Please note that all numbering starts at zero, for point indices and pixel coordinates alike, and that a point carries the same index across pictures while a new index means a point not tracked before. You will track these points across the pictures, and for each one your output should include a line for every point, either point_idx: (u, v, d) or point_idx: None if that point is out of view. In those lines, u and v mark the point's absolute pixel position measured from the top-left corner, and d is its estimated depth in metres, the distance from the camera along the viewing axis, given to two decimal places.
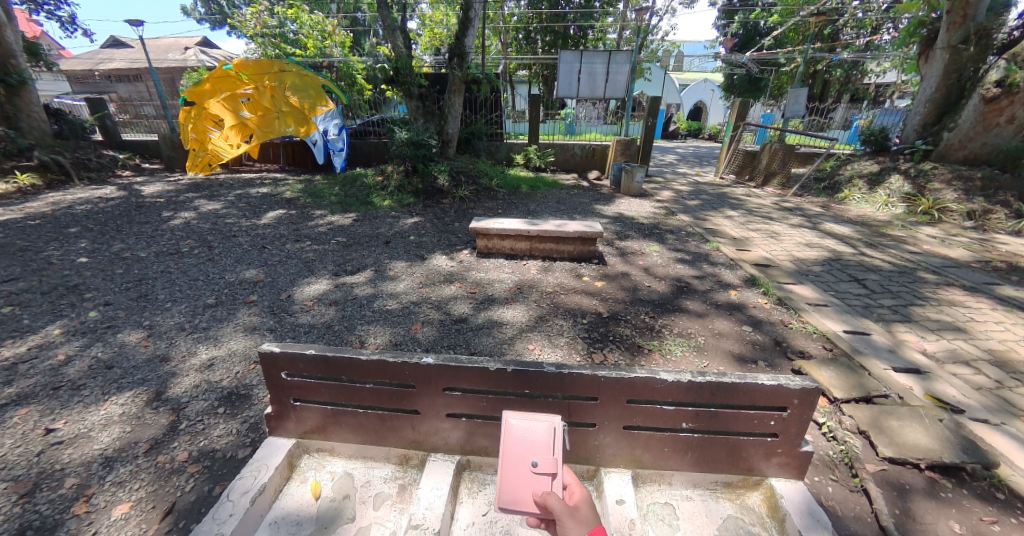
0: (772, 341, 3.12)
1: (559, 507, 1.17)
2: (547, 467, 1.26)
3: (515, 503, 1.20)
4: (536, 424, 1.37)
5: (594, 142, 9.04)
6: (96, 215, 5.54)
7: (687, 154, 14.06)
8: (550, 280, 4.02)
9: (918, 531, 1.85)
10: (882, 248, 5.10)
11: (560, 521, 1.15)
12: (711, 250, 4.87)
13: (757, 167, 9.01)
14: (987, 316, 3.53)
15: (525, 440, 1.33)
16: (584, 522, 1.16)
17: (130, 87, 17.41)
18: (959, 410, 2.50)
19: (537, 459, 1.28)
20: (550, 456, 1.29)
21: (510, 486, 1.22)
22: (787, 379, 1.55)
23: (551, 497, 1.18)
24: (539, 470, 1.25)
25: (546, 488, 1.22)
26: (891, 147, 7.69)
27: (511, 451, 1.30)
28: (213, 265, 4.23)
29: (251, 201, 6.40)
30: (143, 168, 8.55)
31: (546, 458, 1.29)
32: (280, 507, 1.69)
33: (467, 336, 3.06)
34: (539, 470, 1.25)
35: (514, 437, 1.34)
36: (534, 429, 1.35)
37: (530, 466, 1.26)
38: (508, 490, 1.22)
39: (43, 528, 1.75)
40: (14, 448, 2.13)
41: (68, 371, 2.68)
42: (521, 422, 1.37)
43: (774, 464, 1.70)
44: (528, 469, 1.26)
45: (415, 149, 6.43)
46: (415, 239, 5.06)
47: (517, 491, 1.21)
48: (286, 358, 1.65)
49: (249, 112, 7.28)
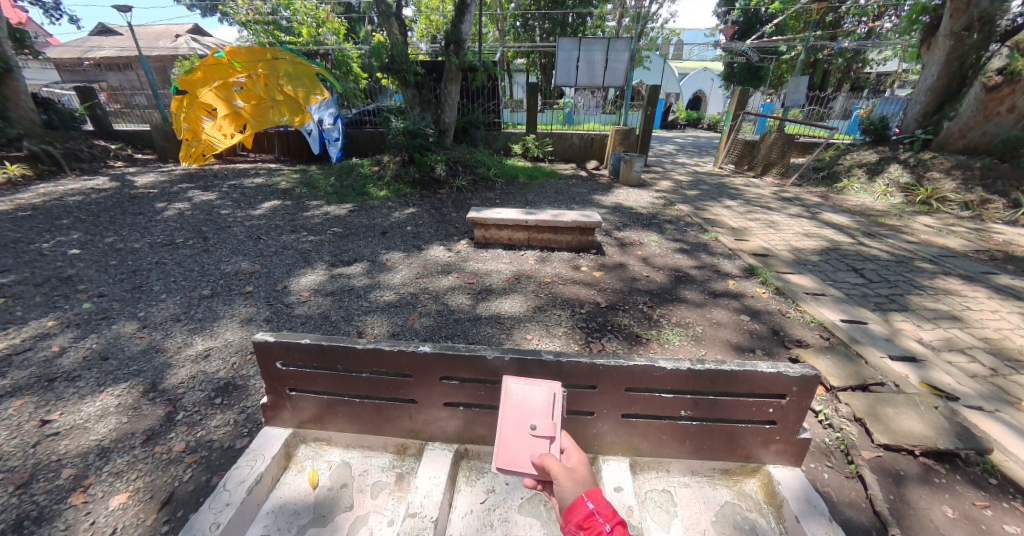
0: (770, 330, 3.12)
1: (558, 469, 1.20)
2: (547, 431, 1.27)
3: (513, 463, 1.21)
4: (535, 389, 1.38)
5: (592, 131, 8.96)
6: (88, 207, 5.48)
7: (686, 144, 13.97)
8: (548, 270, 4.01)
9: (911, 517, 1.87)
10: (880, 237, 5.10)
11: (558, 482, 1.19)
12: (710, 240, 4.85)
13: (756, 157, 8.98)
14: (983, 305, 3.54)
15: (524, 404, 1.33)
16: (581, 483, 1.21)
17: (120, 76, 17.10)
18: (954, 397, 2.51)
19: (536, 423, 1.29)
20: (549, 420, 1.31)
21: (509, 447, 1.23)
22: (787, 366, 1.54)
23: (550, 460, 1.20)
24: (538, 433, 1.27)
25: (545, 451, 1.24)
26: (890, 137, 7.63)
27: (510, 414, 1.31)
28: (208, 257, 4.20)
29: (246, 192, 6.35)
30: (136, 159, 8.45)
31: (545, 421, 1.30)
32: (277, 496, 1.69)
33: (466, 326, 3.06)
34: (538, 433, 1.27)
35: (513, 402, 1.34)
36: (534, 394, 1.36)
37: (529, 429, 1.27)
38: (506, 450, 1.22)
39: (41, 519, 1.75)
40: (9, 439, 2.12)
41: (63, 363, 2.67)
42: (520, 386, 1.37)
43: (772, 451, 1.70)
44: (527, 431, 1.27)
45: (412, 138, 6.36)
46: (412, 230, 5.03)
47: (516, 453, 1.23)
48: (281, 347, 1.64)
49: (242, 100, 7.22)
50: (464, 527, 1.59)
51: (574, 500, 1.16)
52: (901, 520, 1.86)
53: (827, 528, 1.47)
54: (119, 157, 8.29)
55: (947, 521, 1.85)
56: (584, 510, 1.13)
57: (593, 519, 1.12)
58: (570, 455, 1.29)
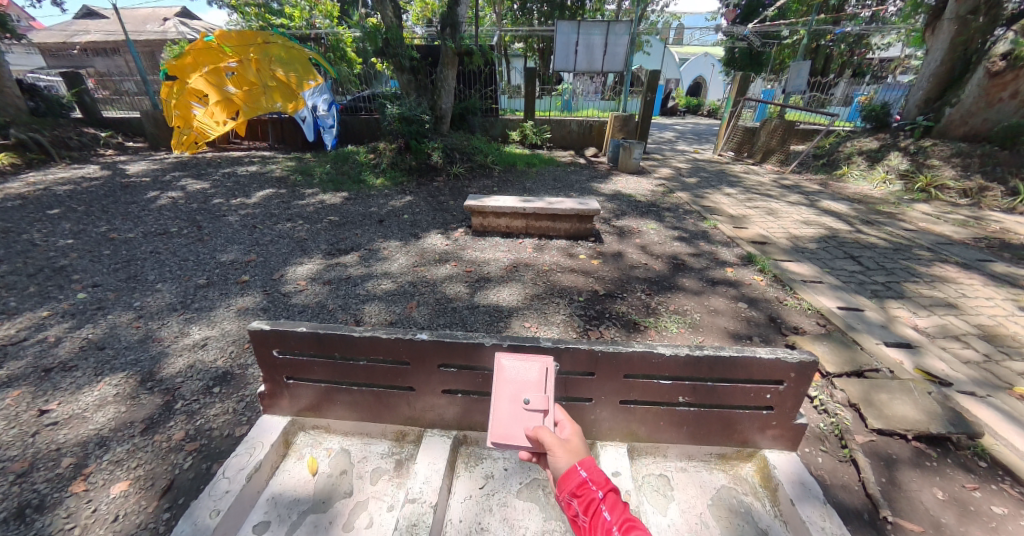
0: (767, 317, 3.13)
1: (550, 440, 1.18)
2: (540, 404, 1.26)
3: (507, 437, 1.22)
4: (527, 364, 1.36)
5: (591, 118, 8.87)
6: (80, 196, 5.41)
7: (685, 131, 13.86)
8: (546, 258, 4.00)
9: (903, 499, 1.90)
10: (878, 225, 5.10)
11: (551, 452, 1.17)
12: (708, 227, 4.84)
13: (756, 144, 8.93)
14: (979, 292, 3.55)
15: (516, 379, 1.32)
16: (575, 452, 1.18)
17: (108, 61, 16.70)
18: (947, 383, 2.53)
19: (529, 396, 1.28)
20: (542, 394, 1.29)
21: (502, 422, 1.23)
22: (785, 352, 1.55)
23: (543, 432, 1.18)
24: (531, 406, 1.26)
25: (538, 424, 1.23)
26: (891, 124, 7.57)
27: (503, 390, 1.30)
28: (203, 246, 4.16)
29: (240, 181, 6.28)
30: (127, 148, 8.34)
31: (538, 395, 1.29)
32: (277, 483, 1.69)
33: (464, 314, 3.06)
34: (531, 407, 1.26)
35: (505, 377, 1.33)
36: (526, 368, 1.34)
37: (522, 403, 1.26)
38: (499, 426, 1.23)
39: (43, 507, 1.76)
40: (8, 429, 2.12)
41: (59, 353, 2.66)
42: (513, 361, 1.36)
43: (768, 436, 1.72)
44: (520, 405, 1.27)
45: (408, 125, 6.28)
46: (409, 218, 5.00)
47: (509, 427, 1.23)
48: (277, 335, 1.63)
49: (235, 87, 6.99)
50: (463, 512, 1.60)
51: (566, 470, 1.13)
52: (892, 503, 1.89)
53: (821, 511, 1.49)
54: (110, 145, 8.16)
55: (937, 504, 1.89)
56: (577, 479, 1.11)
57: (586, 487, 1.09)
58: (564, 425, 1.26)
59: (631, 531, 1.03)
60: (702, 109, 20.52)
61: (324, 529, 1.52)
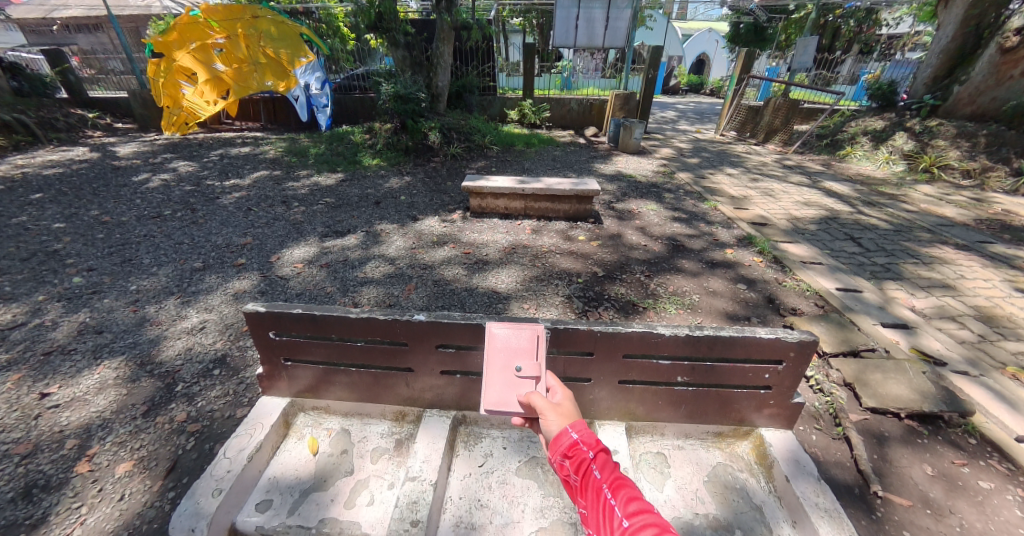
0: (765, 299, 3.13)
1: (542, 404, 1.14)
2: (531, 371, 1.22)
3: (499, 404, 1.18)
4: (518, 330, 1.31)
5: (591, 97, 8.69)
6: (69, 179, 5.33)
7: (686, 110, 13.62)
8: (544, 240, 3.97)
9: (893, 475, 1.94)
10: (879, 206, 5.06)
11: (543, 415, 1.12)
12: (709, 209, 4.80)
13: (760, 123, 8.90)
14: (977, 273, 3.55)
15: (507, 347, 1.28)
16: (567, 416, 1.12)
17: (91, 38, 16.16)
18: (942, 362, 2.55)
19: (521, 364, 1.23)
20: (534, 360, 1.25)
21: (493, 389, 1.20)
22: (785, 332, 1.54)
23: (534, 396, 1.14)
24: (522, 374, 1.22)
25: (530, 390, 1.19)
26: (897, 103, 7.42)
27: (494, 358, 1.26)
28: (198, 229, 4.12)
29: (233, 162, 6.17)
30: (116, 129, 8.17)
31: (529, 362, 1.25)
32: (278, 462, 1.71)
33: (462, 296, 3.07)
34: (522, 374, 1.21)
35: (496, 345, 1.29)
36: (518, 336, 1.30)
37: (513, 370, 1.22)
38: (491, 392, 1.19)
39: (49, 486, 1.79)
40: (11, 412, 2.13)
41: (56, 337, 2.65)
42: (503, 329, 1.31)
43: (765, 415, 1.73)
44: (511, 373, 1.23)
45: (403, 104, 6.12)
46: (406, 199, 4.94)
47: (501, 394, 1.19)
48: (272, 317, 1.62)
49: (224, 64, 6.88)
50: (462, 489, 1.63)
51: (557, 431, 1.08)
52: (883, 478, 1.93)
53: (815, 487, 1.51)
54: (98, 126, 7.99)
55: (926, 479, 1.92)
56: (567, 440, 1.04)
57: (576, 448, 1.02)
58: (557, 391, 1.21)
59: (623, 490, 0.96)
60: (704, 88, 20.14)
61: (327, 507, 1.55)
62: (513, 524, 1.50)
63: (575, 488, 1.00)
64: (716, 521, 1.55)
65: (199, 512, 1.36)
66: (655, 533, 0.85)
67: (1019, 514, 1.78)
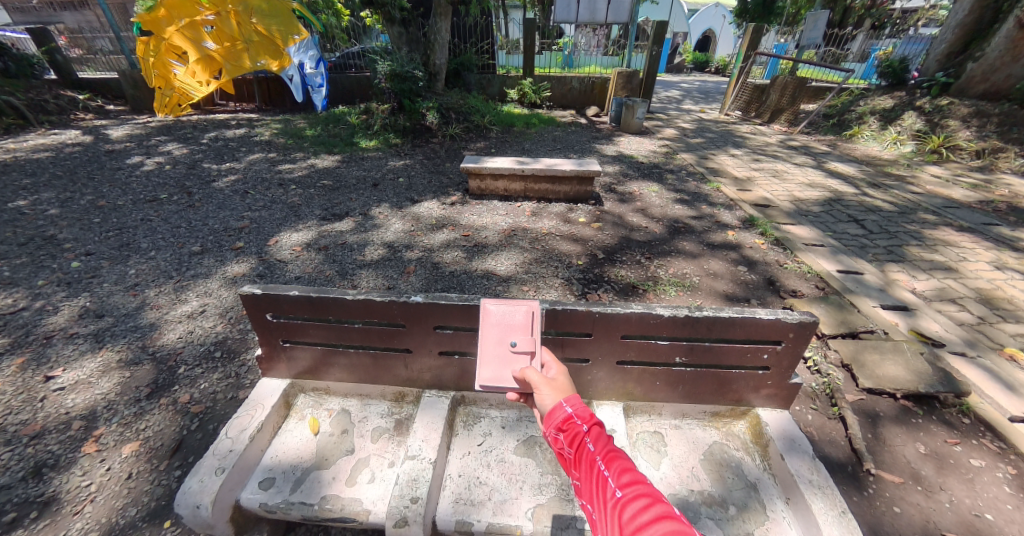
0: (765, 280, 3.12)
1: (536, 379, 1.15)
2: (526, 346, 1.22)
3: (494, 380, 1.19)
4: (513, 306, 1.30)
5: (593, 75, 8.48)
6: (63, 163, 5.27)
7: (690, 89, 13.30)
8: (544, 223, 3.94)
9: (886, 453, 1.97)
10: (885, 187, 4.99)
11: (538, 390, 1.13)
12: (711, 190, 4.74)
13: (765, 103, 8.59)
14: (980, 255, 3.52)
15: (502, 323, 1.27)
16: (561, 390, 1.13)
17: (77, 16, 15.70)
18: (940, 344, 2.55)
19: (516, 340, 1.24)
20: (529, 336, 1.25)
21: (488, 366, 1.21)
22: (785, 313, 1.53)
23: (529, 371, 1.15)
24: (517, 349, 1.22)
25: (524, 365, 1.20)
26: (908, 81, 7.26)
27: (488, 335, 1.26)
28: (195, 212, 4.10)
29: (228, 145, 6.09)
30: (108, 111, 8.03)
31: (524, 338, 1.25)
32: (279, 442, 1.73)
33: (461, 278, 3.07)
34: (517, 350, 1.22)
35: (491, 321, 1.28)
36: (512, 312, 1.29)
37: (508, 346, 1.23)
38: (486, 368, 1.21)
39: (58, 466, 1.82)
40: (17, 395, 2.16)
41: (57, 321, 2.67)
42: (498, 305, 1.30)
43: (762, 395, 1.74)
44: (506, 348, 1.23)
45: (400, 83, 5.98)
46: (405, 181, 4.90)
47: (496, 370, 1.20)
48: (269, 299, 1.61)
49: (214, 42, 6.65)
50: (461, 467, 1.65)
51: (551, 406, 1.09)
52: (875, 456, 1.96)
53: (809, 465, 1.52)
54: (90, 108, 7.86)
55: (918, 457, 1.95)
56: (562, 414, 1.05)
57: (571, 422, 1.03)
58: (551, 366, 1.22)
59: (616, 462, 0.97)
60: (710, 66, 19.66)
61: (329, 484, 1.58)
62: (511, 501, 1.53)
63: (569, 461, 1.01)
64: (711, 498, 1.57)
65: (203, 490, 1.38)
66: (647, 504, 0.86)
67: (1008, 490, 1.81)
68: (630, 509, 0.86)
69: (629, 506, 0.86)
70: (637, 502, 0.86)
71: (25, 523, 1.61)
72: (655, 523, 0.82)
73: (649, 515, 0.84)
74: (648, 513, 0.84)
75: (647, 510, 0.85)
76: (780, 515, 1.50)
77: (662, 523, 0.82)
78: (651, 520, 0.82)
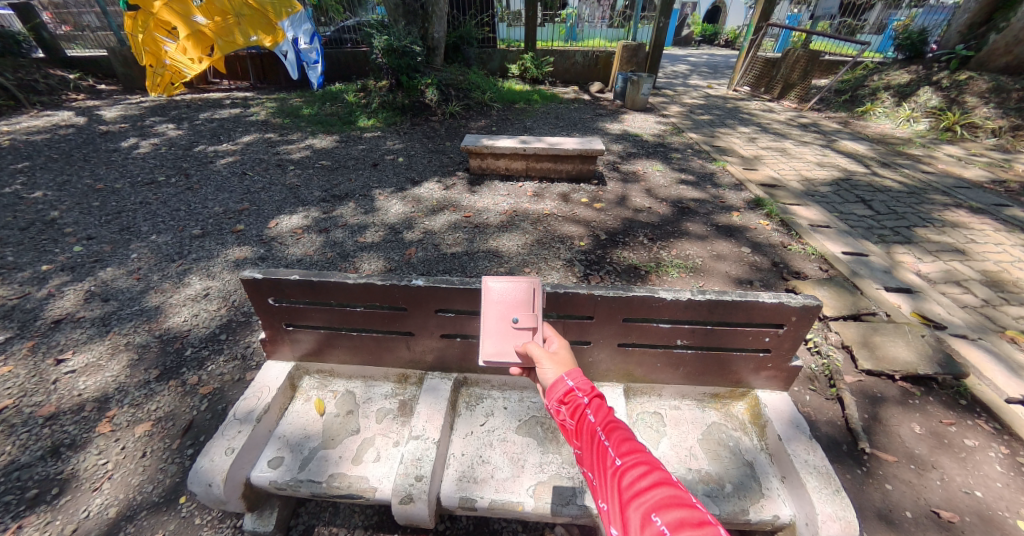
0: (770, 262, 3.10)
1: (538, 353, 1.16)
2: (528, 322, 1.23)
3: (497, 355, 1.21)
4: (514, 283, 1.29)
5: (597, 48, 8.28)
6: (57, 145, 5.22)
7: (698, 64, 12.89)
8: (545, 204, 3.91)
9: (882, 433, 2.00)
10: (895, 167, 4.90)
11: (539, 364, 1.15)
12: (717, 169, 4.66)
13: (776, 77, 8.32)
14: (989, 237, 3.47)
15: (504, 299, 1.27)
16: (563, 364, 1.14)
17: None
18: (942, 326, 2.55)
19: (518, 316, 1.24)
20: (531, 313, 1.25)
21: (490, 341, 1.22)
22: (788, 296, 1.51)
23: (531, 345, 1.17)
24: (519, 325, 1.23)
25: (527, 341, 1.21)
26: (926, 54, 7.00)
27: (488, 311, 1.26)
28: (193, 195, 4.08)
29: (224, 125, 6.00)
30: (101, 91, 7.90)
31: (525, 314, 1.25)
32: (287, 422, 1.77)
33: (463, 260, 3.07)
34: (518, 325, 1.23)
35: (491, 298, 1.27)
36: (514, 288, 1.28)
37: (510, 322, 1.23)
38: (489, 343, 1.22)
39: (74, 445, 1.88)
40: (29, 377, 2.21)
41: (63, 305, 2.70)
42: (499, 282, 1.28)
43: (762, 377, 1.75)
44: (508, 324, 1.23)
45: (398, 58, 5.82)
46: (404, 161, 4.84)
47: (499, 344, 1.22)
48: (269, 283, 1.61)
49: (204, 16, 6.54)
50: (463, 447, 1.69)
51: (552, 379, 1.10)
52: (872, 436, 1.99)
53: (807, 445, 1.54)
54: (81, 89, 7.72)
55: (914, 437, 1.98)
56: (563, 387, 1.06)
57: (572, 394, 1.05)
58: (554, 340, 1.23)
59: (617, 431, 0.97)
60: (718, 38, 18.95)
61: (335, 462, 1.62)
62: (513, 478, 1.57)
63: (570, 432, 1.03)
64: (708, 476, 1.60)
65: (214, 468, 1.42)
66: (646, 471, 0.86)
67: (1000, 469, 1.85)
68: (629, 476, 0.86)
69: (628, 473, 0.86)
70: (636, 469, 0.87)
71: (48, 499, 1.68)
72: (653, 489, 0.82)
73: (647, 481, 0.84)
74: (646, 479, 0.84)
75: (646, 477, 0.85)
76: (775, 493, 1.54)
77: (660, 489, 0.82)
78: (649, 485, 0.83)
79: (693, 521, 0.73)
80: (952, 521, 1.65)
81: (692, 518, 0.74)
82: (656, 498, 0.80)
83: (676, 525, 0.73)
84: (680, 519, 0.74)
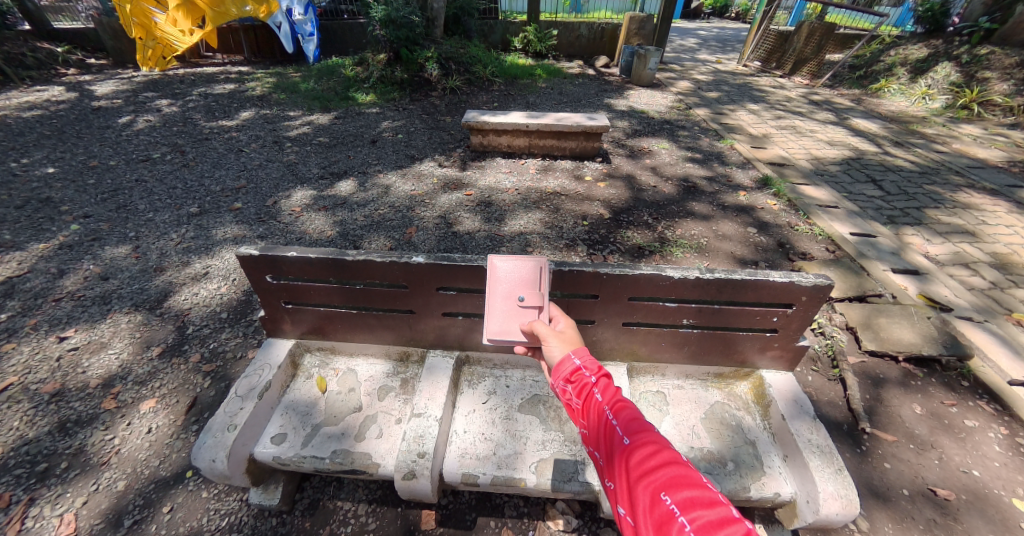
0: (776, 243, 3.05)
1: (545, 331, 1.13)
2: (533, 301, 1.20)
3: (502, 333, 1.18)
4: (518, 261, 1.25)
5: (603, 20, 8.02)
6: (49, 121, 5.11)
7: (707, 37, 12.42)
8: (549, 182, 3.83)
9: (883, 414, 1.99)
10: (908, 146, 4.77)
11: (545, 343, 1.13)
12: (725, 148, 4.55)
13: (788, 52, 8.06)
14: (1000, 218, 3.40)
15: (509, 278, 1.23)
16: (571, 342, 1.12)
17: None
18: (948, 309, 2.51)
19: (524, 295, 1.21)
20: (535, 291, 1.21)
21: (495, 319, 1.19)
22: (800, 275, 1.47)
23: (537, 324, 1.14)
24: (525, 303, 1.19)
25: (533, 319, 1.18)
26: (947, 27, 6.70)
27: (495, 290, 1.23)
28: (190, 171, 4.02)
29: (219, 100, 5.87)
30: (91, 65, 7.69)
31: (532, 292, 1.21)
32: (289, 399, 1.77)
33: (465, 240, 3.03)
34: (524, 304, 1.19)
35: (498, 277, 1.24)
36: (518, 267, 1.24)
37: (516, 300, 1.20)
38: (493, 322, 1.19)
39: (81, 421, 1.90)
40: (32, 355, 2.21)
41: (64, 283, 2.69)
42: (504, 260, 1.25)
43: (768, 356, 1.73)
44: (514, 304, 1.20)
45: (396, 29, 5.64)
46: (404, 138, 4.73)
47: (502, 323, 1.18)
48: (266, 261, 1.57)
49: None
50: (467, 424, 1.68)
51: (560, 358, 1.08)
52: (873, 417, 1.98)
53: (811, 425, 1.52)
54: (70, 62, 7.50)
55: (914, 417, 1.98)
56: (570, 366, 1.04)
57: (579, 373, 1.02)
58: (559, 320, 1.20)
59: (624, 411, 0.94)
60: (729, 11, 18.19)
61: (338, 439, 1.62)
62: (516, 456, 1.57)
63: (577, 411, 1.00)
64: (710, 454, 1.61)
65: (217, 444, 1.42)
66: (655, 450, 0.83)
67: (999, 449, 1.85)
68: (637, 455, 0.84)
69: (635, 453, 0.84)
70: (644, 449, 0.84)
71: (57, 473, 1.70)
72: (662, 468, 0.80)
73: (657, 461, 0.82)
74: (655, 459, 0.82)
75: (654, 456, 0.82)
76: (777, 471, 1.54)
77: (669, 468, 0.79)
78: (658, 465, 0.80)
79: (704, 501, 0.71)
80: (948, 499, 1.67)
81: (703, 498, 0.71)
82: (664, 477, 0.78)
83: (686, 505, 0.71)
84: (689, 499, 0.72)
